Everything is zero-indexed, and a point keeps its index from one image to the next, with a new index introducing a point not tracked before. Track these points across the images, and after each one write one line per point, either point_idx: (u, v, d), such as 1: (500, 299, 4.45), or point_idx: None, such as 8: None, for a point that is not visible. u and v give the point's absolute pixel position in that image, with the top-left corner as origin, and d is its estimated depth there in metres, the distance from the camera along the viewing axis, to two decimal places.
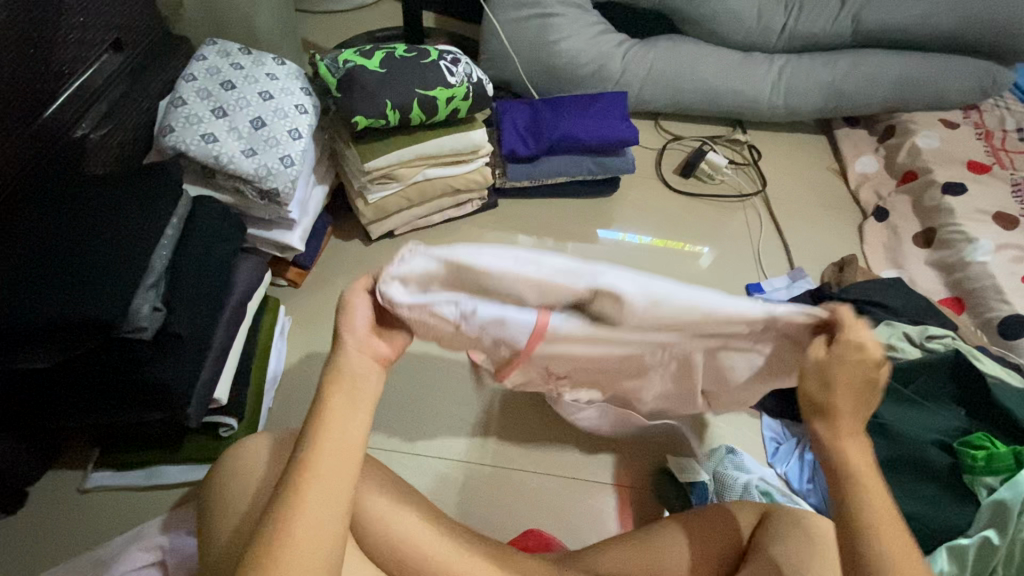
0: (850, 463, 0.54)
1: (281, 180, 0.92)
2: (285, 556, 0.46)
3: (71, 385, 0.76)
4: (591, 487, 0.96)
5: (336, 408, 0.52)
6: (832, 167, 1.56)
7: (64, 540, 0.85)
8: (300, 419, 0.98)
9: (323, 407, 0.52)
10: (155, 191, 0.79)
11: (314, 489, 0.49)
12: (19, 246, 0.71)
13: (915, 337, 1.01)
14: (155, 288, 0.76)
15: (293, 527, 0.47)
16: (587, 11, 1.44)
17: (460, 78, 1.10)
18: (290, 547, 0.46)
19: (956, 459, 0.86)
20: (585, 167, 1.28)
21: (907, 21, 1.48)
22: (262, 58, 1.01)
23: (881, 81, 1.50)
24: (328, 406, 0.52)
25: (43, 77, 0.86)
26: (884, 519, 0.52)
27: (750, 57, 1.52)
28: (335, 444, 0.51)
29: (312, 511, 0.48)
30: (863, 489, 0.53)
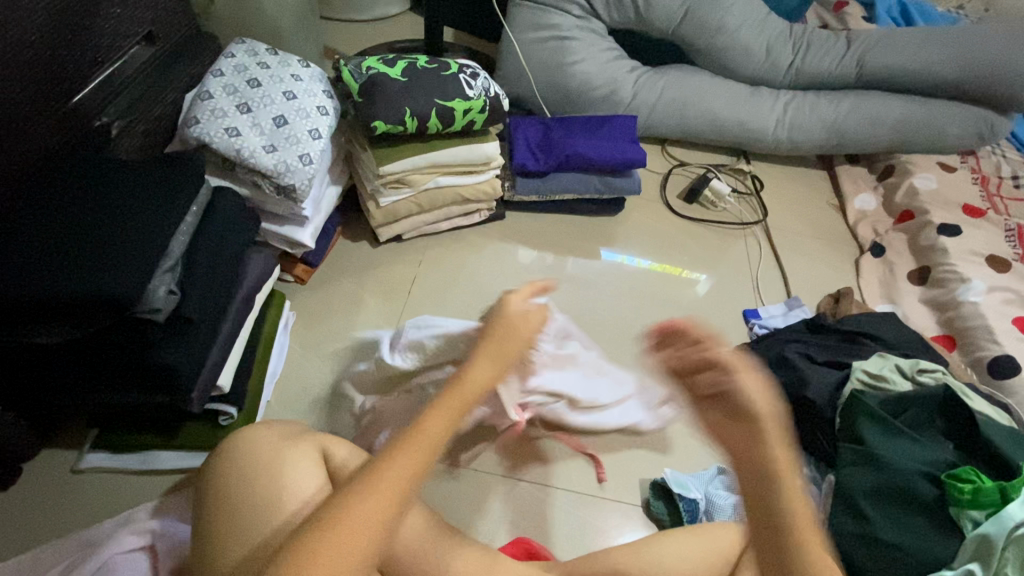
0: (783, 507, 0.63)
1: (299, 177, 0.95)
2: (329, 539, 0.51)
3: (76, 363, 0.77)
4: (581, 498, 0.97)
5: (402, 450, 0.57)
6: (832, 202, 1.60)
7: (54, 520, 0.85)
8: (298, 415, 0.99)
9: (398, 442, 0.58)
10: (178, 179, 0.82)
11: (365, 497, 0.53)
12: (45, 222, 0.73)
13: (907, 370, 1.03)
14: (171, 272, 0.78)
15: (338, 520, 0.52)
16: (602, 36, 1.49)
17: (478, 91, 1.13)
18: (340, 521, 0.52)
19: (943, 492, 0.87)
20: (593, 186, 1.32)
21: (909, 67, 1.54)
22: (288, 59, 1.04)
23: (884, 120, 1.54)
24: (394, 446, 0.57)
25: (77, 63, 0.89)
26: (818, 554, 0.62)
27: (756, 91, 1.57)
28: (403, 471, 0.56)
29: (356, 514, 0.53)
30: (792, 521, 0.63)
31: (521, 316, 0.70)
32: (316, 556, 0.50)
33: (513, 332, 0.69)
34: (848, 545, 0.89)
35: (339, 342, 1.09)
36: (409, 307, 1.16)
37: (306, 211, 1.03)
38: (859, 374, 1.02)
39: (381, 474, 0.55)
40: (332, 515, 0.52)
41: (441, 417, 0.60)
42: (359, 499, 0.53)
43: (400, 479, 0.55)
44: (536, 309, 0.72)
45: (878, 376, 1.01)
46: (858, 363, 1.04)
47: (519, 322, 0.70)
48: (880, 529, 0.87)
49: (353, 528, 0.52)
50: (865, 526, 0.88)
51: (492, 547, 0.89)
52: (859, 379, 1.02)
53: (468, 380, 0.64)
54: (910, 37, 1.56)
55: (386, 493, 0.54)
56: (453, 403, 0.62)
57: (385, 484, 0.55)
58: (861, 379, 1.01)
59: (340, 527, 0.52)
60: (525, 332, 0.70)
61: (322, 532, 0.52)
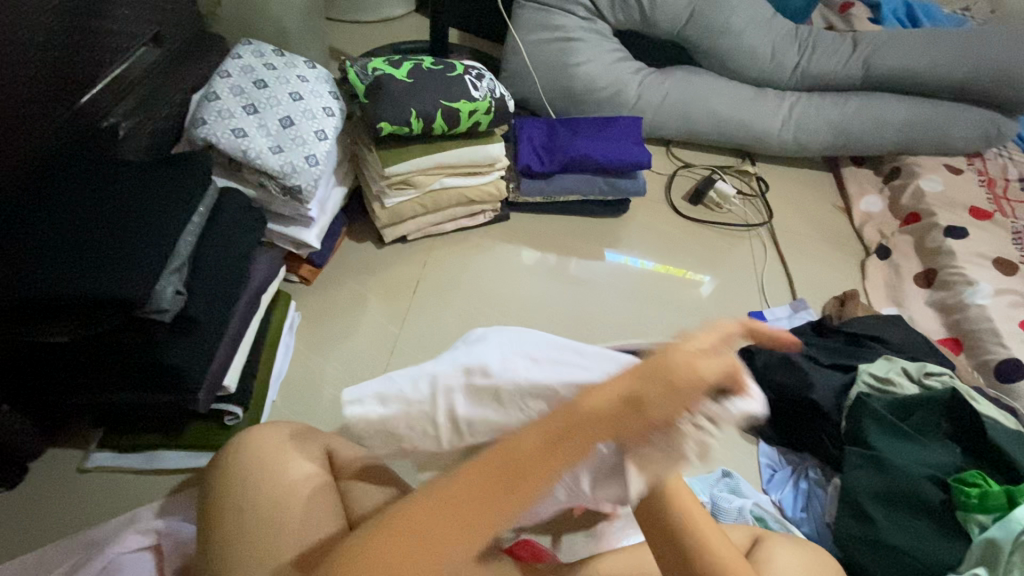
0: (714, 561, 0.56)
1: (305, 178, 0.95)
2: (381, 543, 0.45)
3: (83, 363, 0.78)
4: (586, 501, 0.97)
5: (481, 480, 0.44)
6: (837, 204, 1.60)
7: (60, 518, 0.85)
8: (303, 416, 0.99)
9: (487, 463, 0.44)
10: (186, 179, 0.82)
11: (437, 513, 0.44)
12: (53, 220, 0.73)
13: (914, 374, 1.02)
14: (178, 272, 0.78)
15: (399, 525, 0.45)
16: (606, 37, 1.49)
17: (483, 92, 1.13)
18: (396, 530, 0.45)
19: (949, 495, 0.87)
20: (598, 188, 1.31)
21: (915, 68, 1.53)
22: (294, 60, 1.04)
23: (890, 122, 1.54)
24: (474, 472, 0.44)
25: (85, 64, 0.89)
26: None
27: (762, 92, 1.57)
28: (471, 504, 0.44)
29: (419, 532, 0.44)
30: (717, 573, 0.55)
31: (689, 359, 0.44)
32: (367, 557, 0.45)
33: (672, 387, 0.43)
34: (854, 549, 0.88)
35: (344, 343, 1.10)
36: (413, 308, 1.17)
37: (310, 213, 1.04)
38: (865, 377, 1.02)
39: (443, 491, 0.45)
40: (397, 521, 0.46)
41: (526, 443, 0.44)
42: (403, 518, 0.45)
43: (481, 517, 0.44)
44: (717, 361, 0.44)
45: (885, 379, 1.01)
46: (865, 366, 1.03)
47: (687, 366, 0.44)
48: (885, 532, 0.87)
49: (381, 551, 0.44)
50: (871, 529, 0.88)
51: None
52: (866, 382, 1.01)
53: (582, 401, 0.44)
54: (916, 39, 1.56)
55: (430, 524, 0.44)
56: (550, 432, 0.44)
57: (436, 511, 0.44)
58: (868, 382, 1.01)
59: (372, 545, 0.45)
60: (685, 387, 0.43)
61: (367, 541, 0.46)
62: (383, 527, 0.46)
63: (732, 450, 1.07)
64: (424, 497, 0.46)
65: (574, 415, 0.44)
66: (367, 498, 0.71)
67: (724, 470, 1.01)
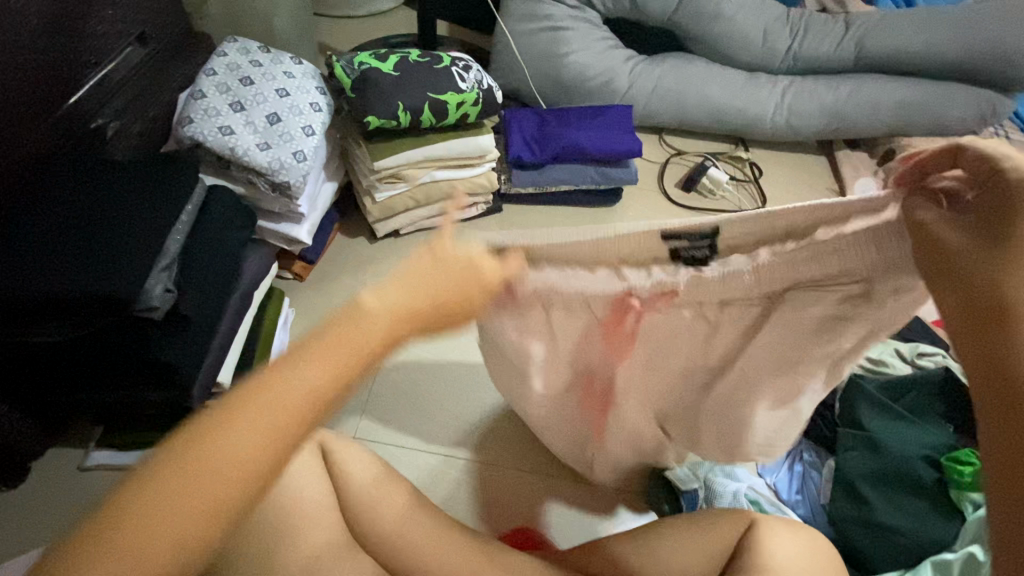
0: None
1: (293, 174, 0.95)
2: (190, 491, 0.37)
3: (75, 363, 0.78)
4: (583, 488, 0.99)
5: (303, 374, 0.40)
6: (832, 187, 1.59)
7: (61, 518, 0.86)
8: (338, 429, 0.99)
9: (305, 351, 0.41)
10: (173, 179, 0.82)
11: (258, 416, 0.39)
12: (39, 221, 0.74)
13: (907, 354, 1.04)
14: (168, 271, 0.78)
15: (210, 465, 0.37)
16: (596, 26, 1.48)
17: (471, 84, 1.13)
18: (215, 464, 0.37)
19: (943, 475, 0.89)
20: (589, 177, 1.31)
21: (909, 48, 1.52)
22: (280, 57, 1.04)
23: (883, 104, 1.53)
24: (294, 364, 0.41)
25: (70, 66, 0.89)
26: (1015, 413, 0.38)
27: (754, 77, 1.56)
28: (303, 413, 0.40)
29: (233, 450, 0.38)
30: None
31: (463, 270, 0.48)
32: (164, 514, 0.36)
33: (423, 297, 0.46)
34: (848, 529, 0.90)
35: None
36: None
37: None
38: (860, 360, 1.04)
39: (236, 435, 0.38)
40: (199, 454, 0.38)
41: (341, 343, 0.42)
42: (179, 486, 0.37)
43: (296, 423, 0.40)
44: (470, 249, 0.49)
45: (878, 361, 1.03)
46: None
47: (460, 275, 0.48)
48: (880, 513, 0.88)
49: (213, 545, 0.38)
50: (865, 510, 0.89)
51: (495, 537, 0.91)
52: (860, 365, 1.03)
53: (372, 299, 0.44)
54: (909, 18, 1.54)
55: (240, 478, 0.38)
56: (338, 371, 0.41)
57: (168, 488, 0.36)
58: (862, 365, 1.03)
59: (153, 518, 0.36)
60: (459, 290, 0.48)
61: (168, 494, 0.36)
62: (192, 461, 0.37)
63: None
64: (245, 415, 0.39)
65: (360, 308, 0.43)
66: (366, 477, 0.70)
67: None
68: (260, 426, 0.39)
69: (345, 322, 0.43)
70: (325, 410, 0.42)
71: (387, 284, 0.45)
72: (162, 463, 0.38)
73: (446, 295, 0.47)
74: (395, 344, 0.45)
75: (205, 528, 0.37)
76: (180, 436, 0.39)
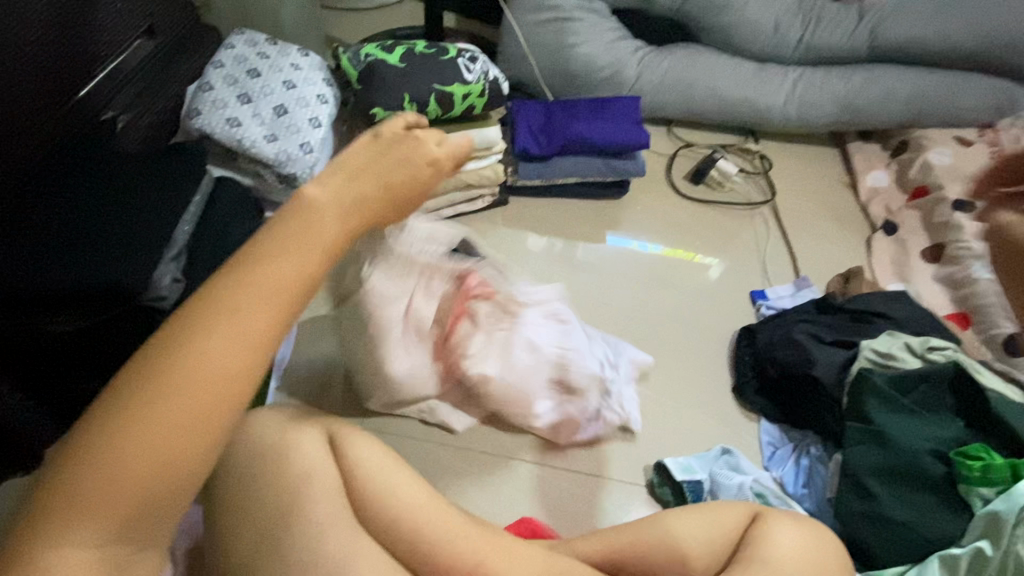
0: None
1: (300, 166, 0.96)
2: (175, 390, 0.40)
3: (85, 351, 0.80)
4: (588, 480, 0.99)
5: (266, 275, 0.44)
6: (843, 180, 1.57)
7: None
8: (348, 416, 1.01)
9: (258, 251, 0.45)
10: (181, 170, 0.84)
11: (228, 320, 0.42)
12: (47, 211, 0.75)
13: (917, 347, 1.01)
14: (177, 261, 0.81)
15: (190, 367, 0.41)
16: (603, 16, 1.47)
17: (477, 75, 1.13)
18: (194, 364, 0.41)
19: (952, 470, 0.87)
20: (596, 169, 1.30)
21: (923, 37, 1.49)
22: (287, 48, 1.04)
23: (896, 95, 1.51)
24: (255, 266, 0.44)
25: (81, 58, 0.90)
26: None
27: (764, 67, 1.54)
28: (270, 310, 0.43)
29: (210, 353, 0.41)
30: None
31: (399, 168, 0.57)
32: (157, 417, 0.40)
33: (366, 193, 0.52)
34: (852, 524, 0.89)
35: None
36: None
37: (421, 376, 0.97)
38: (869, 354, 1.00)
39: (191, 360, 0.41)
40: (177, 357, 0.41)
41: (295, 241, 0.46)
42: (149, 411, 0.40)
43: (267, 321, 0.43)
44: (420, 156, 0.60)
45: (888, 355, 1.00)
46: (869, 343, 1.02)
47: (395, 167, 0.57)
48: (885, 506, 0.88)
49: (194, 458, 0.41)
50: (869, 503, 0.88)
51: (499, 527, 0.91)
52: (869, 359, 1.00)
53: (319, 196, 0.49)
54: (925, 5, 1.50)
55: (203, 398, 0.41)
56: (300, 263, 0.45)
57: (157, 395, 0.40)
58: (871, 359, 1.00)
59: (129, 442, 0.39)
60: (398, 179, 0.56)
61: (155, 399, 0.40)
62: (170, 365, 0.41)
63: (732, 427, 1.07)
64: (218, 321, 0.42)
65: (308, 205, 0.48)
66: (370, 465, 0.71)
67: (722, 446, 1.02)
68: (213, 349, 0.41)
69: (296, 224, 0.46)
70: (296, 305, 0.45)
71: (327, 185, 0.50)
72: (143, 371, 0.41)
73: (387, 180, 0.55)
74: (336, 253, 0.48)
75: (200, 422, 0.41)
76: (148, 354, 0.42)
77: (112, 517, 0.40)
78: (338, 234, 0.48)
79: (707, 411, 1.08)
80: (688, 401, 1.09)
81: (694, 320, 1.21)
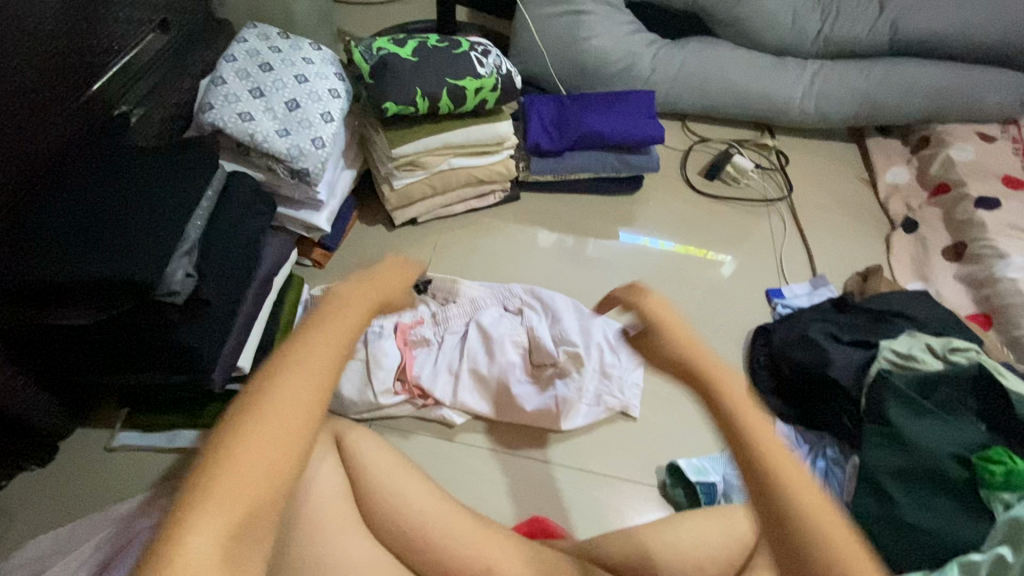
0: (760, 435, 0.47)
1: (312, 161, 0.95)
2: (255, 444, 0.37)
3: (99, 346, 0.80)
4: (600, 480, 0.98)
5: (326, 334, 0.43)
6: (861, 177, 1.54)
7: (87, 496, 0.88)
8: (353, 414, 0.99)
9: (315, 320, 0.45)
10: (193, 164, 0.83)
11: (299, 370, 0.41)
12: (64, 204, 0.75)
13: (937, 349, 0.99)
14: (189, 256, 0.79)
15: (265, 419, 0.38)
16: (618, 9, 1.45)
17: (489, 69, 1.11)
18: (271, 414, 0.38)
19: (973, 474, 0.85)
20: (609, 165, 1.29)
21: (946, 30, 1.46)
22: (300, 43, 1.04)
23: (917, 89, 1.47)
24: (315, 328, 0.44)
25: (94, 52, 0.90)
26: (816, 509, 0.44)
27: (781, 61, 1.51)
28: (334, 364, 0.42)
29: (285, 402, 0.39)
30: (765, 444, 0.47)
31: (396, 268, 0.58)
32: (237, 480, 0.36)
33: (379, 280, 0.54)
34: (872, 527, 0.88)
35: None
36: None
37: (443, 382, 1.02)
38: (887, 354, 0.99)
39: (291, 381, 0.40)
40: (252, 414, 0.38)
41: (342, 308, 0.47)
42: (258, 424, 0.37)
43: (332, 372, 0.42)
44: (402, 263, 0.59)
45: (907, 356, 0.98)
46: (887, 343, 1.00)
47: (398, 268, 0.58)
48: (906, 511, 0.85)
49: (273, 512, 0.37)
50: (890, 508, 0.87)
51: (508, 526, 0.91)
52: (888, 359, 0.98)
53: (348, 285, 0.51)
54: None
55: (307, 408, 0.39)
56: (352, 324, 0.46)
57: (237, 454, 0.36)
58: (890, 359, 0.98)
59: (240, 459, 0.36)
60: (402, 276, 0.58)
61: (236, 458, 0.36)
62: (247, 427, 0.38)
63: None
64: (287, 375, 0.40)
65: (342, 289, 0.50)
66: (379, 464, 0.70)
67: None
68: (310, 360, 0.41)
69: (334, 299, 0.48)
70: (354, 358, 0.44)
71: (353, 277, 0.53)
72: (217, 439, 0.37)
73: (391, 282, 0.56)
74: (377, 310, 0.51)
75: (281, 474, 0.37)
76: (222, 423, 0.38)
77: (217, 547, 0.34)
78: (376, 293, 0.52)
79: None
80: (701, 400, 1.08)
81: (708, 318, 1.20)
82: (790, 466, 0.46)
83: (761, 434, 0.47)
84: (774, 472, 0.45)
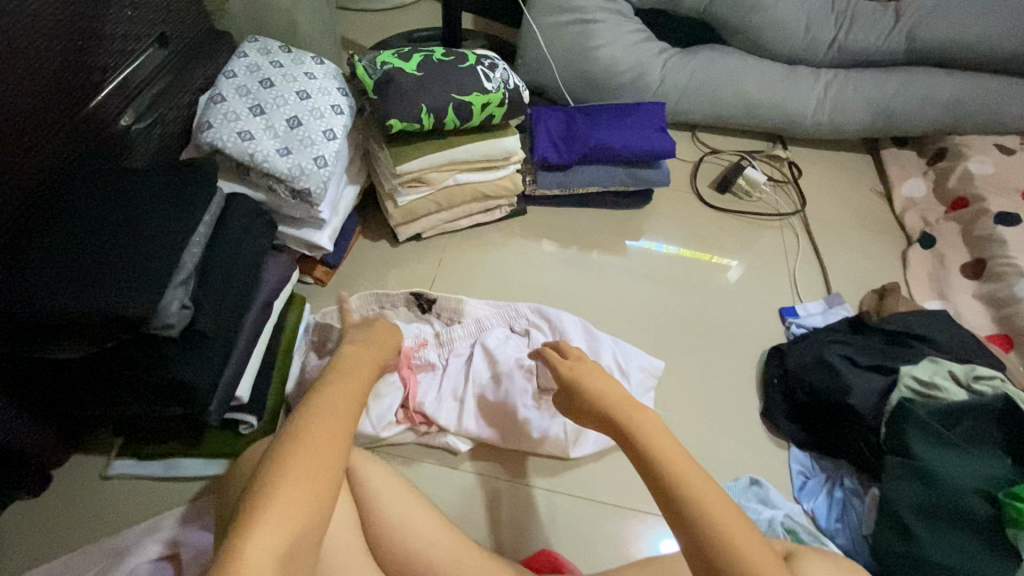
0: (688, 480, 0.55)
1: (314, 181, 0.92)
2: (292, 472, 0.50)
3: (92, 377, 0.77)
4: (610, 510, 0.95)
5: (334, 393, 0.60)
6: (876, 189, 1.51)
7: (83, 528, 0.86)
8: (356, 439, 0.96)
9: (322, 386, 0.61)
10: (191, 189, 0.80)
11: (320, 418, 0.56)
12: (56, 232, 0.72)
13: (961, 376, 0.95)
14: (186, 285, 0.76)
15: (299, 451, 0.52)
16: (627, 18, 1.41)
17: (496, 83, 1.08)
18: (302, 448, 0.52)
19: (999, 510, 0.81)
20: (618, 179, 1.26)
21: (964, 39, 1.41)
22: (301, 57, 1.01)
23: (933, 100, 1.43)
24: (325, 391, 0.60)
25: (89, 69, 0.87)
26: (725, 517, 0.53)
27: (794, 71, 1.47)
28: (346, 415, 0.57)
29: (312, 438, 0.53)
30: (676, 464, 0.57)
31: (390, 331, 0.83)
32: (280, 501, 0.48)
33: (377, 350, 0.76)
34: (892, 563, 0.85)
35: None
36: None
37: (448, 407, 0.98)
38: (909, 381, 0.94)
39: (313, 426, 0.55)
40: (289, 451, 0.52)
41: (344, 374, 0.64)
42: (294, 454, 0.52)
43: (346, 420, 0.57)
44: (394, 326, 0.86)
45: (929, 383, 0.94)
46: (908, 369, 0.96)
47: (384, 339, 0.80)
48: (927, 548, 0.82)
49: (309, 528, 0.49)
50: (911, 544, 0.83)
51: (515, 560, 0.88)
52: (909, 387, 0.94)
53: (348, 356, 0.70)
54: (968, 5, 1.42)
55: (328, 447, 0.54)
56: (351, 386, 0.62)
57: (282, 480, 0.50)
58: (911, 387, 0.94)
59: (284, 484, 0.49)
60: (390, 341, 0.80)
61: (279, 485, 0.49)
62: (285, 460, 0.51)
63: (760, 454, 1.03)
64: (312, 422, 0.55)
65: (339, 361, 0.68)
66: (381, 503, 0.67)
67: (751, 476, 0.98)
68: (329, 414, 0.56)
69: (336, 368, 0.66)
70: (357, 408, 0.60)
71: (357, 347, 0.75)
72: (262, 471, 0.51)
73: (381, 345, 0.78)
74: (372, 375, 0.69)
75: (315, 496, 0.50)
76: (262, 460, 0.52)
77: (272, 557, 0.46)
78: (374, 359, 0.73)
79: (733, 436, 1.04)
80: (713, 426, 1.05)
81: (719, 338, 1.17)
82: (701, 486, 0.55)
83: (670, 462, 0.57)
84: (685, 487, 0.55)
